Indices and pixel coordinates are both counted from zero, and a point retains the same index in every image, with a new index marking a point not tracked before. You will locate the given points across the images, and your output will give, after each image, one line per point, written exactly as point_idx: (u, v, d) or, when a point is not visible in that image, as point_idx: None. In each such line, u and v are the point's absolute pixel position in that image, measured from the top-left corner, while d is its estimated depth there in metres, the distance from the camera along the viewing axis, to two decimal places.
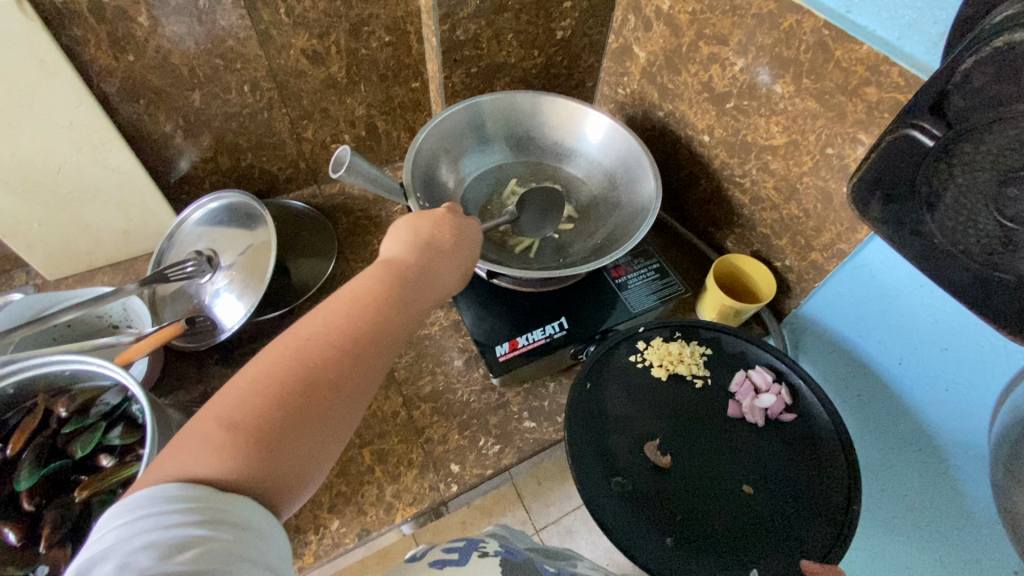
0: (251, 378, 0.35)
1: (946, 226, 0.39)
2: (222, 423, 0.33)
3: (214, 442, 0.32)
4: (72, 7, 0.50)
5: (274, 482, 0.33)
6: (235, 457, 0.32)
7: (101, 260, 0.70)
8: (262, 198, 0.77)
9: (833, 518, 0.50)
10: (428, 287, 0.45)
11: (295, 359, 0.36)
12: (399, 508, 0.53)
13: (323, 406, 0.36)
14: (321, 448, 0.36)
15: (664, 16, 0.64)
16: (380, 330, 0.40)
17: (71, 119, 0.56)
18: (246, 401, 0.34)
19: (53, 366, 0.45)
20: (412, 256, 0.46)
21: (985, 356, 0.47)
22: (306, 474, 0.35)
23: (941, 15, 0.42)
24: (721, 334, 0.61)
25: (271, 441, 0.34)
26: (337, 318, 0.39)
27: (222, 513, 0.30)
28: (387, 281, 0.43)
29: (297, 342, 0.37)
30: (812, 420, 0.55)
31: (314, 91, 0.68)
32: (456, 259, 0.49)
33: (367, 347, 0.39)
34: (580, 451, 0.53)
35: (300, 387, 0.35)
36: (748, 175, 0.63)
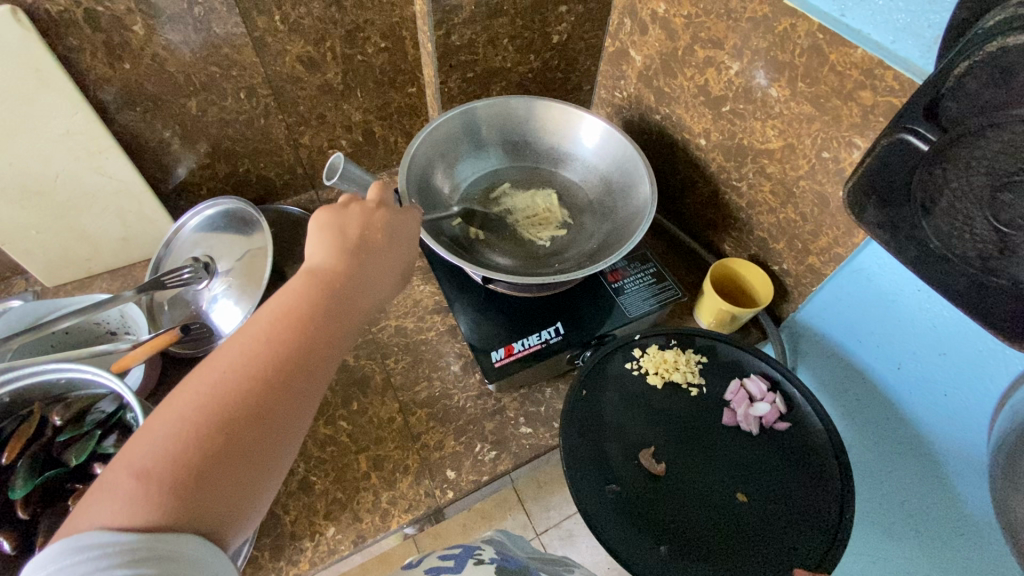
0: (166, 421, 0.34)
1: (941, 231, 0.38)
2: (135, 474, 0.31)
3: (127, 493, 0.31)
4: (68, 16, 0.50)
5: (209, 519, 0.32)
6: (152, 506, 0.31)
7: (100, 266, 0.70)
8: (260, 204, 0.77)
9: (828, 525, 0.50)
10: (358, 293, 0.43)
11: (215, 393, 0.35)
12: (395, 515, 0.53)
13: (252, 436, 0.35)
14: (257, 477, 0.35)
15: (659, 20, 0.64)
16: (308, 347, 0.38)
17: (68, 128, 0.56)
18: (165, 447, 0.33)
19: (49, 375, 0.46)
20: (335, 260, 0.43)
21: (984, 362, 0.46)
22: (243, 504, 0.34)
23: (935, 19, 0.41)
24: (716, 342, 0.61)
25: (195, 482, 0.32)
26: (260, 340, 0.37)
27: (159, 551, 0.30)
28: (312, 293, 0.40)
29: (215, 374, 0.35)
30: (805, 427, 0.55)
31: (311, 97, 0.68)
32: (384, 262, 0.46)
33: (294, 367, 0.37)
34: (574, 459, 0.53)
35: (222, 422, 0.34)
36: (745, 178, 0.63)
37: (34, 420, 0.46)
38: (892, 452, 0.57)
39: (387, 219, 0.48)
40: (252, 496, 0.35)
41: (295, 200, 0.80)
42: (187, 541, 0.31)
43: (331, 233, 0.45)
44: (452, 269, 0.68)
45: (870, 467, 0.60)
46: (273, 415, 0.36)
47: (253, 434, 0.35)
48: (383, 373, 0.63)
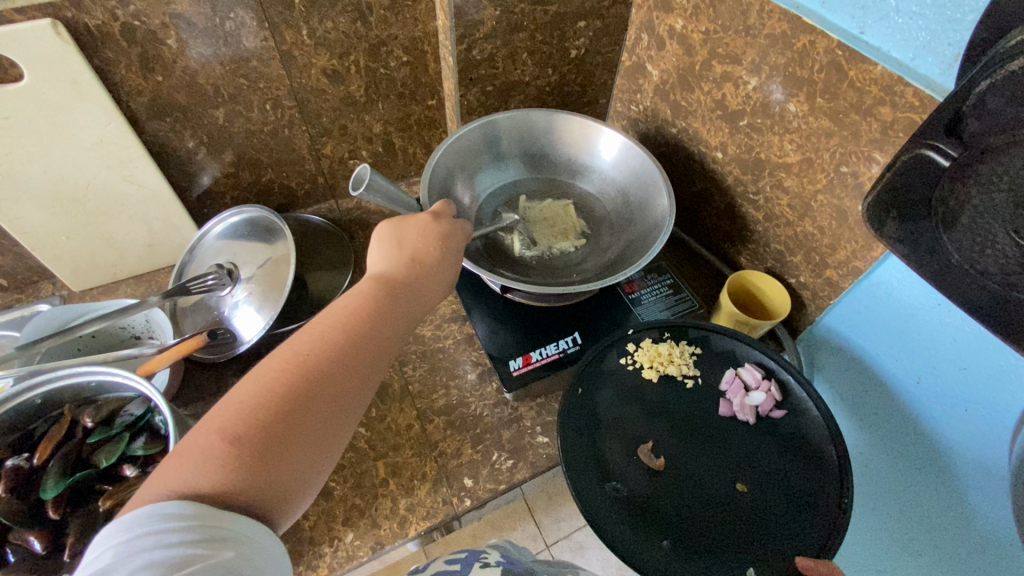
0: (249, 392, 0.36)
1: (963, 247, 0.39)
2: (225, 436, 0.34)
3: (216, 454, 0.33)
4: (105, 30, 0.52)
5: (277, 490, 0.35)
6: (236, 468, 0.33)
7: (125, 272, 0.72)
8: (282, 213, 0.79)
9: (827, 512, 0.50)
10: (416, 301, 0.47)
11: (292, 372, 0.38)
12: (412, 522, 0.53)
13: (315, 417, 0.37)
14: (320, 453, 0.37)
15: (677, 35, 0.65)
16: (369, 340, 0.42)
17: (102, 137, 0.58)
18: (245, 415, 0.35)
19: (80, 379, 0.48)
20: (398, 269, 0.47)
21: (1004, 375, 0.46)
22: (305, 482, 0.36)
23: (954, 38, 0.42)
24: (710, 333, 0.61)
25: (275, 448, 0.35)
26: (330, 333, 0.40)
27: (230, 532, 0.31)
28: (377, 294, 0.44)
29: (298, 356, 0.39)
30: (801, 418, 0.55)
31: (333, 109, 0.70)
32: (440, 266, 0.50)
33: (359, 360, 0.40)
34: (574, 456, 0.53)
35: (298, 398, 0.37)
36: (762, 192, 0.63)
37: (65, 421, 0.47)
38: (909, 461, 0.57)
39: (445, 245, 0.51)
40: (312, 475, 0.37)
41: (315, 209, 0.82)
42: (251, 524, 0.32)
43: (391, 243, 0.49)
44: (469, 278, 0.69)
45: (885, 478, 0.59)
46: (339, 398, 0.39)
47: (322, 414, 0.37)
48: (401, 380, 0.63)
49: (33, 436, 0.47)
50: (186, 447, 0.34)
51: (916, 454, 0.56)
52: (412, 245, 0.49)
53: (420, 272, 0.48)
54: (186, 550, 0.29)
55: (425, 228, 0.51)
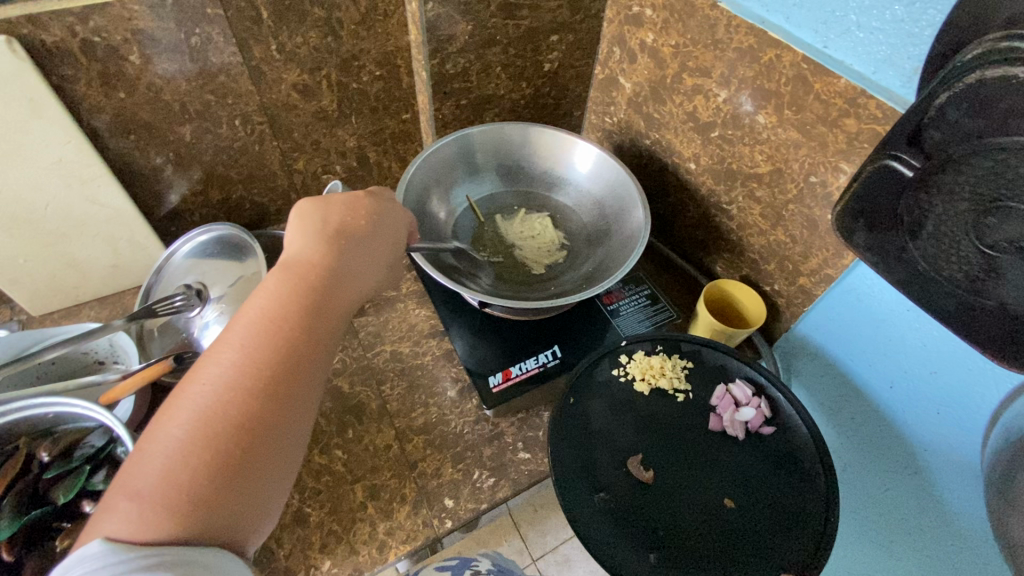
0: (165, 431, 0.35)
1: (928, 254, 0.40)
2: (139, 489, 0.33)
3: (140, 503, 0.33)
4: (64, 46, 0.50)
5: (222, 523, 0.34)
6: (167, 513, 0.33)
7: (88, 294, 0.69)
8: (254, 229, 0.77)
9: (816, 526, 0.50)
10: (338, 290, 0.45)
11: (211, 398, 0.37)
12: (393, 546, 0.52)
13: (247, 443, 0.36)
14: (270, 475, 0.37)
15: (648, 49, 0.66)
16: (292, 344, 0.40)
17: (61, 156, 0.56)
18: (168, 458, 0.34)
19: (36, 410, 0.45)
20: (300, 258, 0.45)
21: (974, 379, 0.47)
22: (255, 502, 0.36)
23: (914, 51, 0.43)
24: (703, 347, 0.61)
25: (208, 487, 0.34)
26: (246, 345, 0.39)
27: (168, 558, 0.31)
28: (294, 292, 0.42)
29: (214, 380, 0.37)
30: (790, 432, 0.55)
31: (305, 124, 0.69)
32: (352, 241, 0.48)
33: (282, 368, 0.39)
34: (564, 468, 0.52)
35: (226, 426, 0.36)
36: (735, 202, 0.64)
37: (20, 456, 0.44)
38: (887, 467, 0.57)
39: (369, 230, 0.50)
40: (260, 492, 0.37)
41: None
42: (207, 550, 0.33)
43: (302, 223, 0.47)
44: (447, 293, 0.68)
45: (865, 482, 0.60)
46: (274, 410, 0.38)
47: (258, 430, 0.37)
48: (379, 399, 0.62)
49: None
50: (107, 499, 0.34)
51: (891, 457, 0.56)
52: (331, 231, 0.47)
53: (343, 259, 0.46)
54: None
55: (354, 208, 0.50)
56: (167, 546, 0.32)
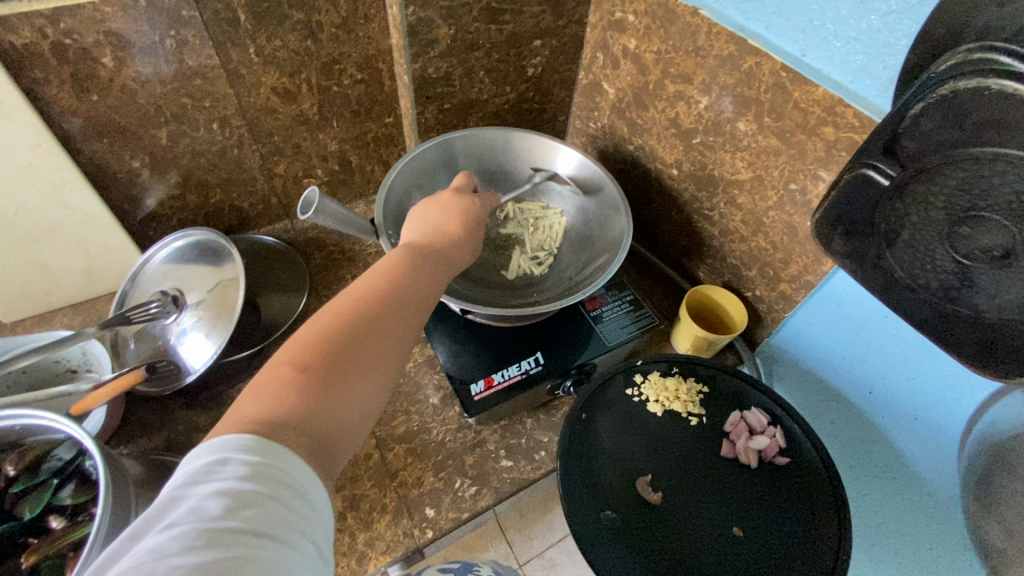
0: (309, 328, 0.38)
1: (905, 262, 0.40)
2: (293, 367, 0.35)
3: (286, 384, 0.35)
4: (32, 48, 0.49)
5: (337, 423, 0.35)
6: (304, 395, 0.34)
7: (61, 300, 0.67)
8: (233, 234, 0.76)
9: (821, 559, 0.49)
10: (446, 264, 0.49)
11: (346, 312, 0.39)
12: (372, 557, 0.51)
13: (366, 360, 0.38)
14: (374, 398, 0.38)
15: (631, 54, 0.66)
16: (412, 292, 0.43)
17: (30, 160, 0.54)
18: (312, 346, 0.37)
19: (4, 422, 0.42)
20: (427, 240, 0.50)
21: (950, 386, 0.48)
22: (359, 419, 0.37)
23: (890, 61, 0.43)
24: (719, 373, 0.61)
25: (333, 385, 0.36)
26: (378, 282, 0.42)
27: (283, 478, 0.31)
28: (411, 255, 0.47)
29: (352, 300, 0.40)
30: (800, 459, 0.55)
31: (285, 127, 0.68)
32: (460, 227, 0.53)
33: (403, 309, 0.42)
34: (572, 483, 0.52)
35: (356, 338, 0.38)
36: (716, 208, 0.64)
37: None
38: (868, 473, 0.57)
39: (470, 224, 0.53)
40: (362, 416, 0.37)
41: (270, 229, 0.79)
42: (310, 475, 0.32)
43: (422, 219, 0.53)
44: (429, 300, 0.68)
45: (846, 488, 0.60)
46: (390, 342, 0.40)
47: (378, 352, 0.39)
48: None
49: None
50: (253, 381, 0.35)
51: (872, 462, 0.57)
52: (436, 220, 0.53)
53: (447, 239, 0.51)
54: (248, 486, 0.29)
55: (448, 203, 0.54)
56: (290, 454, 0.31)
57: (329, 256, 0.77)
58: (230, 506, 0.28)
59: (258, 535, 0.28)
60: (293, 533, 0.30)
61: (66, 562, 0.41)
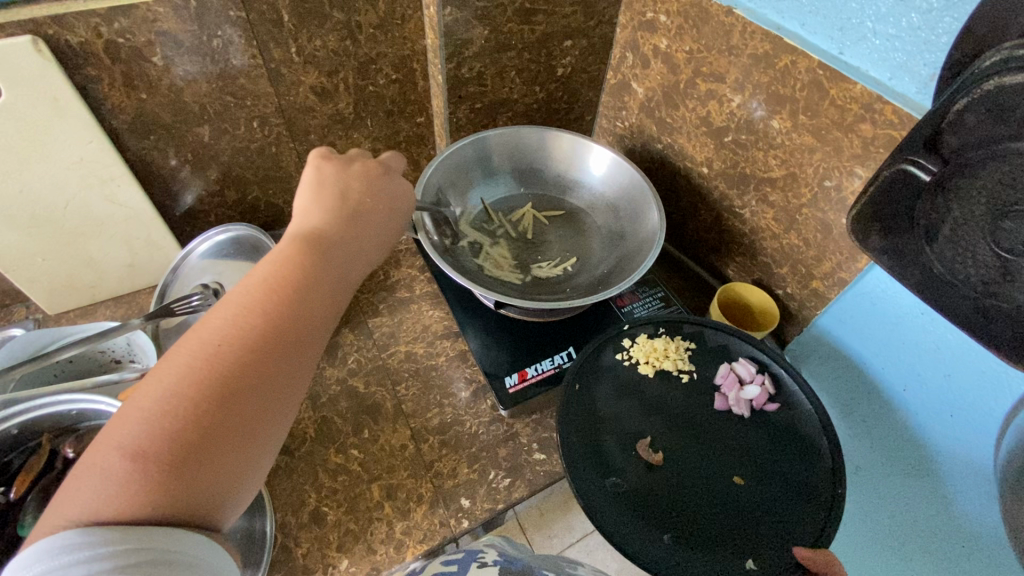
0: (150, 395, 0.33)
1: (945, 258, 0.40)
2: (127, 453, 0.31)
3: (120, 472, 0.31)
4: (88, 47, 0.51)
5: (206, 498, 0.33)
6: (153, 485, 0.31)
7: (103, 293, 0.69)
8: (267, 230, 0.78)
9: (822, 505, 0.50)
10: (344, 267, 0.44)
11: (202, 367, 0.34)
12: (410, 546, 0.52)
13: (230, 421, 0.34)
14: (248, 456, 0.35)
15: (661, 54, 0.67)
16: (294, 320, 0.38)
17: (82, 156, 0.56)
18: (154, 422, 0.32)
19: (63, 407, 0.46)
20: (324, 227, 0.44)
21: (987, 381, 0.48)
22: (235, 482, 0.34)
23: (930, 58, 0.44)
24: (704, 329, 0.62)
25: (188, 461, 0.32)
26: (246, 315, 0.37)
27: (149, 555, 0.29)
28: (298, 261, 0.41)
29: (208, 348, 0.35)
30: (793, 412, 0.56)
31: (321, 126, 0.69)
32: (355, 230, 0.46)
33: (276, 346, 0.37)
34: (573, 451, 0.52)
35: (217, 398, 0.34)
36: (748, 206, 0.65)
37: (46, 451, 0.45)
38: (900, 471, 0.57)
39: (383, 207, 0.49)
40: (243, 469, 0.35)
41: None
42: (184, 538, 0.31)
43: (319, 189, 0.47)
44: (462, 295, 0.69)
45: (876, 486, 0.60)
46: (263, 389, 0.36)
47: (247, 405, 0.35)
48: (394, 400, 0.62)
49: (9, 468, 0.45)
50: (82, 466, 0.31)
51: (904, 459, 0.57)
52: (349, 189, 0.48)
53: (351, 225, 0.46)
54: None
55: (368, 177, 0.49)
56: (154, 532, 0.30)
57: None
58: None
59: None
60: None
61: None
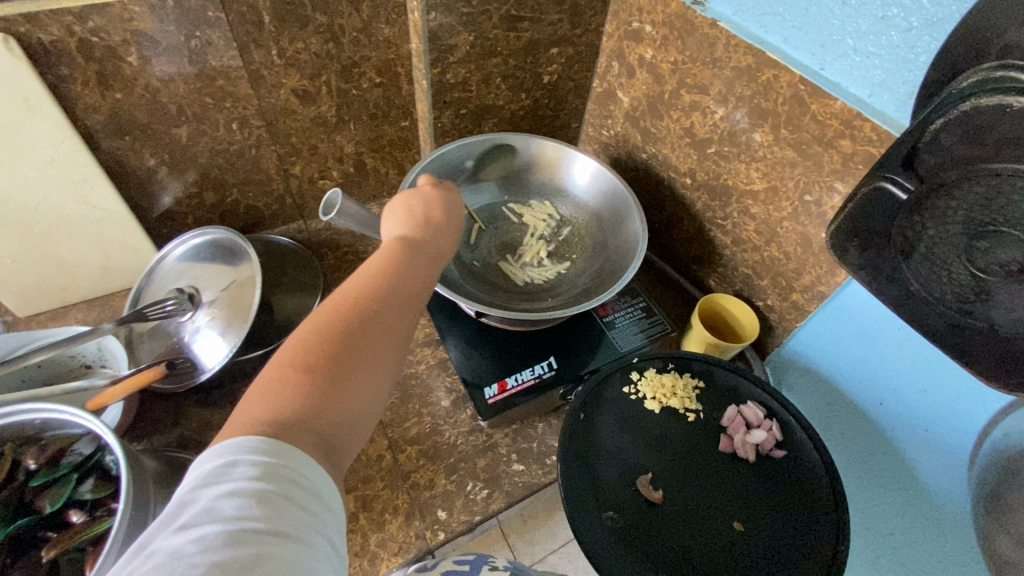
0: (304, 329, 0.37)
1: (920, 274, 0.40)
2: (295, 370, 0.35)
3: (290, 386, 0.34)
4: (60, 46, 0.50)
5: (339, 430, 0.35)
6: (309, 400, 0.34)
7: (76, 296, 0.68)
8: (247, 233, 0.76)
9: (820, 555, 0.49)
10: (442, 256, 0.48)
11: (347, 308, 0.39)
12: (384, 558, 0.52)
13: (367, 360, 0.37)
14: (375, 397, 0.37)
15: (647, 64, 0.67)
16: (414, 286, 0.43)
17: (53, 156, 0.55)
18: (311, 349, 0.36)
19: (23, 415, 0.43)
20: (421, 226, 0.48)
21: (962, 398, 0.48)
22: (360, 420, 0.36)
23: (908, 77, 0.44)
24: (714, 368, 0.61)
25: (335, 387, 0.35)
26: (380, 274, 0.42)
27: (303, 480, 0.31)
28: (415, 244, 0.46)
29: (351, 296, 0.39)
30: (799, 456, 0.55)
31: (303, 129, 0.68)
32: (452, 223, 0.51)
33: (403, 303, 0.41)
34: (573, 482, 0.52)
35: (358, 336, 0.37)
36: (730, 218, 0.65)
37: (6, 463, 0.43)
38: (877, 485, 0.58)
39: (448, 214, 0.51)
40: (367, 415, 0.37)
41: (284, 229, 0.79)
42: (325, 477, 0.32)
43: (402, 210, 0.49)
44: (443, 303, 0.68)
45: (855, 500, 0.61)
46: (391, 338, 0.39)
47: (381, 348, 0.38)
48: None
49: None
50: (259, 383, 0.34)
51: (881, 473, 0.57)
52: (421, 211, 0.50)
53: (434, 232, 0.49)
54: (266, 488, 0.30)
55: (429, 195, 0.52)
56: (302, 457, 0.31)
57: (342, 257, 0.78)
58: (249, 506, 0.29)
59: (278, 533, 0.29)
60: (309, 533, 0.30)
61: (86, 556, 0.41)
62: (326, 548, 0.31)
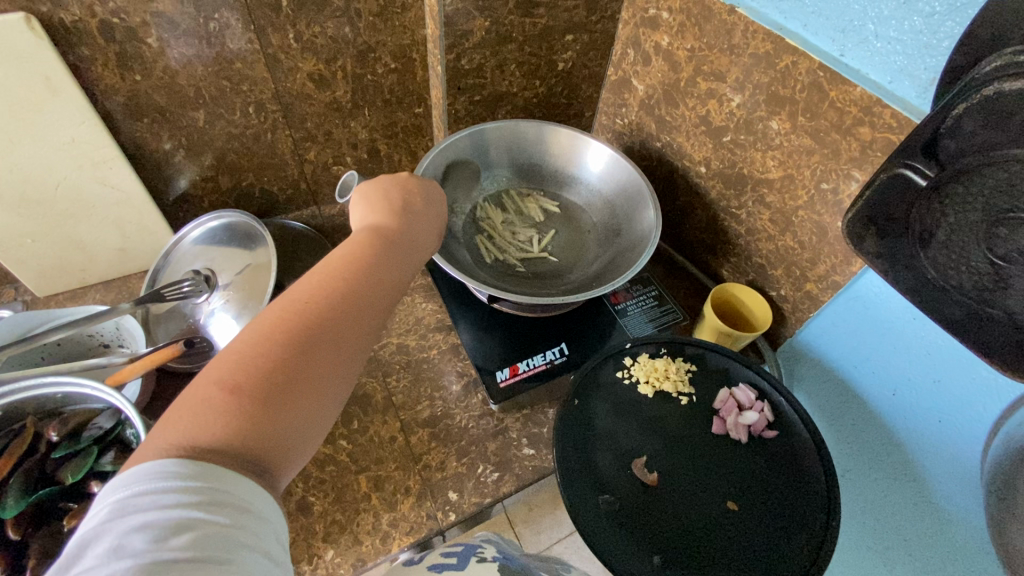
0: (243, 340, 0.35)
1: (938, 263, 0.40)
2: (224, 386, 0.33)
3: (219, 405, 0.32)
4: (81, 26, 0.50)
5: (287, 440, 0.34)
6: (243, 416, 0.32)
7: (94, 277, 0.69)
8: (261, 217, 0.77)
9: (816, 532, 0.50)
10: (411, 249, 0.47)
11: (290, 318, 0.36)
12: (396, 538, 0.52)
13: (309, 370, 0.35)
14: (322, 410, 0.36)
15: (663, 52, 0.66)
16: (366, 287, 0.40)
17: (73, 137, 0.55)
18: (246, 361, 0.34)
19: (44, 390, 0.45)
20: (386, 222, 0.47)
21: (977, 391, 0.48)
22: (308, 433, 0.35)
23: (931, 62, 0.43)
24: (706, 351, 0.61)
25: (272, 400, 0.34)
26: (328, 278, 0.39)
27: (227, 499, 0.30)
28: (375, 243, 0.44)
29: (295, 304, 0.37)
30: (795, 438, 0.55)
31: (318, 114, 0.69)
32: (426, 218, 0.50)
33: (353, 306, 0.39)
34: (569, 466, 0.53)
35: (299, 346, 0.36)
36: (744, 207, 0.64)
37: (28, 434, 0.45)
38: (886, 476, 0.58)
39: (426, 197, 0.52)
40: (312, 427, 0.36)
41: (297, 215, 0.80)
42: (261, 495, 0.31)
43: (375, 203, 0.48)
44: (455, 289, 0.68)
45: (866, 490, 0.60)
46: (337, 345, 0.37)
47: (325, 357, 0.36)
48: (384, 391, 0.62)
49: None
50: (188, 402, 0.33)
51: (891, 464, 0.57)
52: (394, 198, 0.49)
53: (407, 221, 0.48)
54: (182, 514, 0.28)
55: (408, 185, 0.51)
56: (243, 482, 0.31)
57: None
58: (161, 536, 0.27)
59: (199, 560, 0.28)
60: (238, 551, 0.29)
61: None
62: (262, 566, 0.30)
